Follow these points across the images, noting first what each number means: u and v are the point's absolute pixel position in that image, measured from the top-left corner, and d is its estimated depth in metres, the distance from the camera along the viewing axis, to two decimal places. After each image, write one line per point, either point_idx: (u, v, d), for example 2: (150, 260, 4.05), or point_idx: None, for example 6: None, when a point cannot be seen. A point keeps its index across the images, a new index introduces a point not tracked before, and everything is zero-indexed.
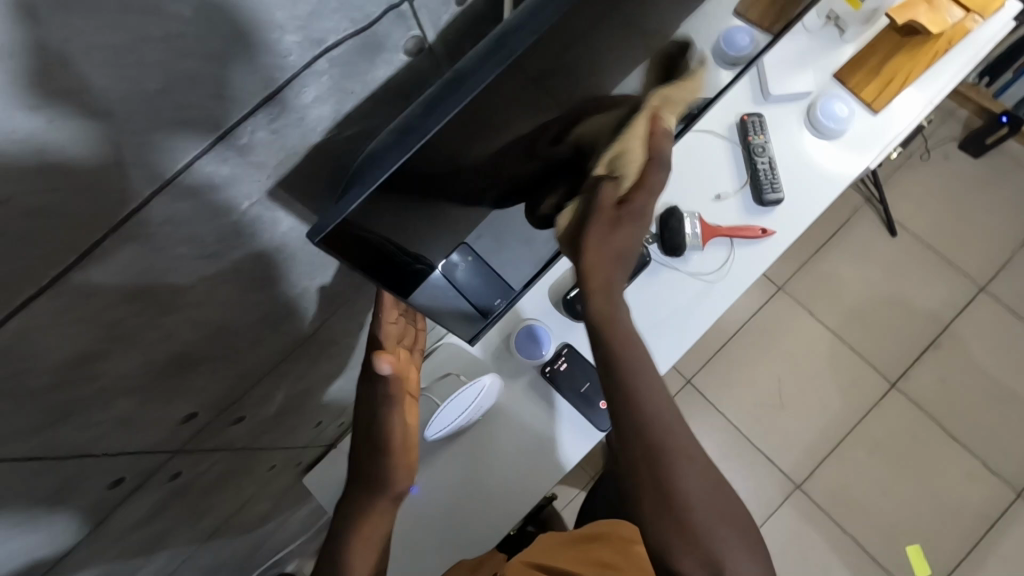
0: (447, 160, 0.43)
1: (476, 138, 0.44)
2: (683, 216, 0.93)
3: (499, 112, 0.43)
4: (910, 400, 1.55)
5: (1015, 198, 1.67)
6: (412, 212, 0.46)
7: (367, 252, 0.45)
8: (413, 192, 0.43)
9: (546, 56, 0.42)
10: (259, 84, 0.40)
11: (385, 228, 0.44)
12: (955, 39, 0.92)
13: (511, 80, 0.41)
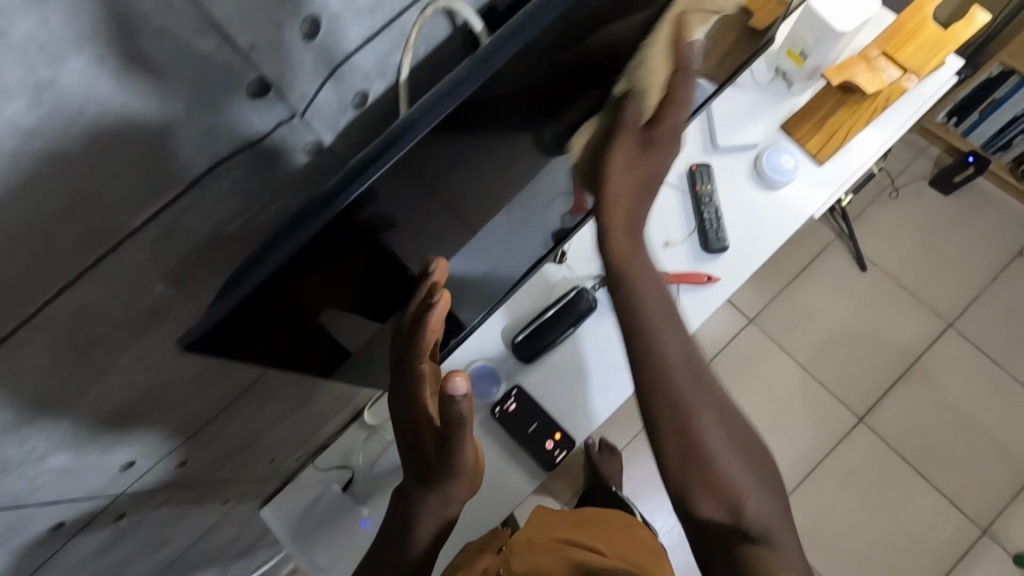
0: (336, 259, 0.44)
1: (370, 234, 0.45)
2: None
3: (386, 208, 0.44)
4: (878, 434, 1.56)
5: (984, 235, 1.70)
6: (312, 305, 0.47)
7: (258, 345, 0.46)
8: (304, 291, 0.45)
9: (431, 156, 0.44)
10: (161, 187, 0.43)
11: (272, 324, 0.45)
12: (893, 97, 0.96)
13: (396, 180, 0.42)
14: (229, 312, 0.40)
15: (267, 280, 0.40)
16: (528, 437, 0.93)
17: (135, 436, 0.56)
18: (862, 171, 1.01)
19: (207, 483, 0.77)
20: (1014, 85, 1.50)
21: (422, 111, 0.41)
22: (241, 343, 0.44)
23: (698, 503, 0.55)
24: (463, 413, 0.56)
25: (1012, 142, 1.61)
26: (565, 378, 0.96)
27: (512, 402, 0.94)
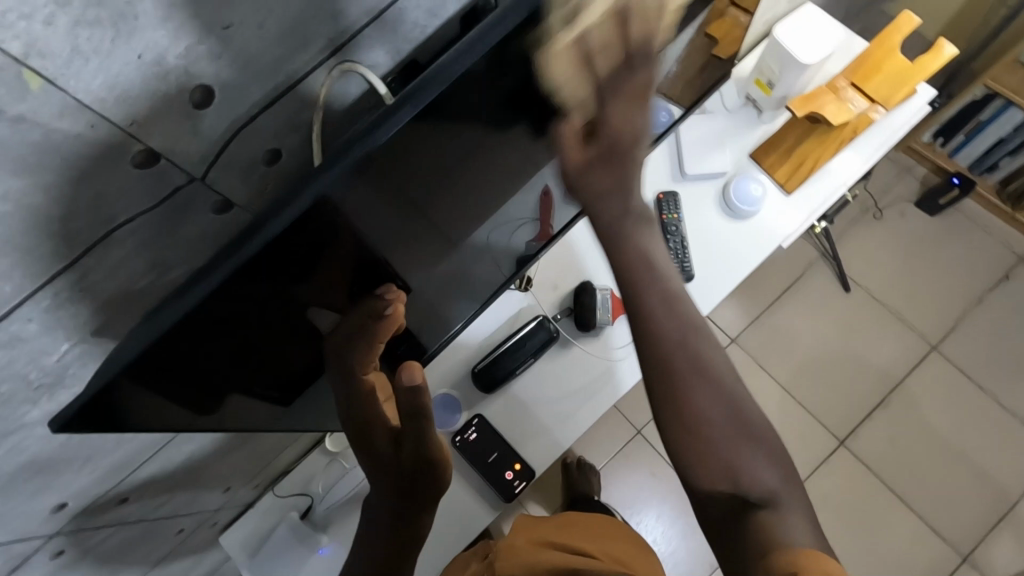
0: (230, 324, 0.42)
1: (268, 296, 0.42)
2: (595, 291, 0.97)
3: (284, 273, 0.41)
4: (858, 458, 1.54)
5: (969, 257, 1.68)
6: (211, 369, 0.45)
7: (151, 411, 0.44)
8: (198, 358, 0.42)
9: (359, 199, 0.42)
10: (51, 257, 0.37)
11: (164, 389, 0.42)
12: (860, 128, 0.96)
13: (310, 230, 0.40)
14: (107, 387, 0.38)
15: (146, 354, 0.37)
16: (488, 467, 0.92)
17: (64, 480, 0.55)
18: (828, 201, 1.01)
19: (156, 516, 0.76)
20: (999, 108, 1.48)
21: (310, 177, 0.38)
22: (126, 414, 0.41)
23: (698, 481, 0.55)
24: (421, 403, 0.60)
25: (998, 164, 1.60)
26: (528, 407, 0.95)
27: (472, 431, 0.93)
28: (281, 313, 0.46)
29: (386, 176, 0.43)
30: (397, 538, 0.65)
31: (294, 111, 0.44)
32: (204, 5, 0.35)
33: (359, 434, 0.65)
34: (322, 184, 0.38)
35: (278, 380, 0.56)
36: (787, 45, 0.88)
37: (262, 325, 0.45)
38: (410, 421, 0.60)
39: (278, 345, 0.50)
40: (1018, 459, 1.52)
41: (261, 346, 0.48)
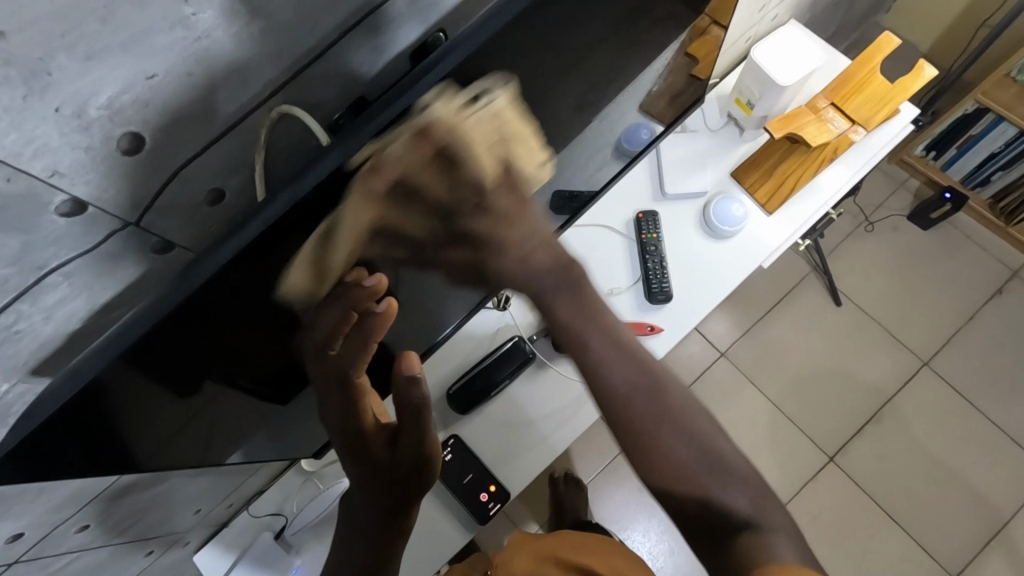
0: (177, 359, 0.40)
1: (216, 328, 0.42)
2: (574, 311, 0.96)
3: (232, 305, 0.41)
4: (848, 475, 1.53)
5: (962, 272, 1.67)
6: (158, 401, 0.43)
7: (96, 447, 0.42)
8: (143, 393, 0.41)
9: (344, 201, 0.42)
10: None
11: (133, 403, 0.41)
12: (841, 148, 0.95)
13: (283, 242, 0.40)
14: (44, 425, 0.36)
15: (85, 392, 0.36)
16: (463, 489, 0.91)
17: (18, 510, 0.54)
18: (809, 221, 1.00)
19: (124, 538, 0.75)
20: (991, 122, 1.47)
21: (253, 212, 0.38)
22: (66, 452, 0.40)
23: (674, 500, 0.55)
24: (421, 396, 0.56)
25: (990, 178, 1.59)
26: (504, 428, 0.94)
27: (447, 452, 0.92)
28: (237, 341, 0.45)
29: (331, 214, 0.43)
30: (381, 538, 0.65)
31: (236, 151, 0.41)
32: (132, 52, 0.32)
33: (348, 435, 0.61)
34: (266, 218, 0.38)
35: (256, 387, 0.53)
36: (765, 66, 0.88)
37: (216, 356, 0.44)
38: (410, 415, 0.57)
39: (250, 354, 0.48)
40: (1010, 478, 1.51)
41: (219, 376, 0.47)
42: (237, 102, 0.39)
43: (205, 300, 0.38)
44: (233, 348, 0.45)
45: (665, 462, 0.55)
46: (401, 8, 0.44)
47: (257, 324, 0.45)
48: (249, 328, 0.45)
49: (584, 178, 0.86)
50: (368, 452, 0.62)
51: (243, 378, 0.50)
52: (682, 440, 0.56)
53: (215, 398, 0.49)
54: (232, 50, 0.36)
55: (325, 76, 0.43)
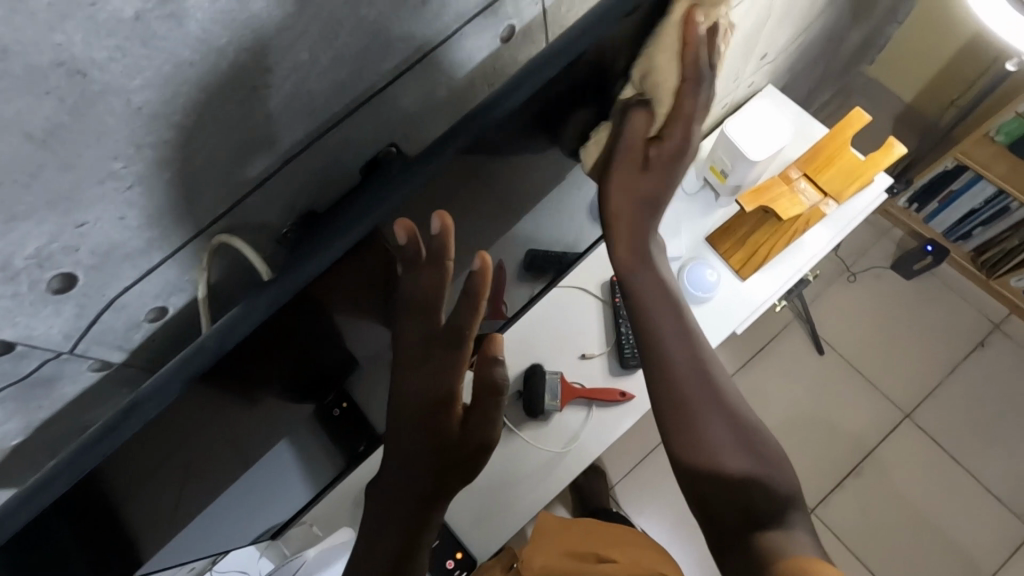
0: (181, 426, 0.40)
1: (235, 385, 0.41)
2: (545, 374, 0.95)
3: (278, 345, 0.42)
4: (829, 528, 1.51)
5: (942, 323, 1.67)
6: (138, 501, 0.43)
7: (78, 557, 0.41)
8: (117, 492, 0.40)
9: (345, 279, 0.42)
10: None
11: (101, 515, 0.40)
12: (813, 220, 0.97)
13: (253, 348, 0.40)
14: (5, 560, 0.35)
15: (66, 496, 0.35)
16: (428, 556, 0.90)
17: None
18: (784, 288, 1.00)
19: None
20: (971, 179, 1.48)
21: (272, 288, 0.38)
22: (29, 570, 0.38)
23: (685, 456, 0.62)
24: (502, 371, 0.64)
25: (972, 232, 1.59)
26: (472, 494, 0.93)
27: None
28: (273, 375, 0.45)
29: (333, 291, 0.42)
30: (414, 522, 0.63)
31: (178, 274, 0.41)
32: (58, 212, 0.31)
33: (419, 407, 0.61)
34: (258, 317, 0.38)
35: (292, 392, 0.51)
36: (736, 140, 0.89)
37: (219, 419, 0.43)
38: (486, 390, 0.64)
39: (296, 357, 0.46)
40: (991, 535, 1.49)
41: (236, 429, 0.47)
42: (177, 234, 0.39)
43: (181, 407, 0.38)
44: (302, 346, 0.45)
45: (689, 420, 0.63)
46: (347, 132, 0.43)
47: (280, 370, 0.45)
48: (274, 364, 0.44)
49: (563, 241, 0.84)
50: (441, 431, 0.62)
51: (257, 433, 0.50)
52: (706, 391, 0.64)
53: (201, 479, 0.48)
54: (167, 193, 0.36)
55: (267, 199, 0.42)
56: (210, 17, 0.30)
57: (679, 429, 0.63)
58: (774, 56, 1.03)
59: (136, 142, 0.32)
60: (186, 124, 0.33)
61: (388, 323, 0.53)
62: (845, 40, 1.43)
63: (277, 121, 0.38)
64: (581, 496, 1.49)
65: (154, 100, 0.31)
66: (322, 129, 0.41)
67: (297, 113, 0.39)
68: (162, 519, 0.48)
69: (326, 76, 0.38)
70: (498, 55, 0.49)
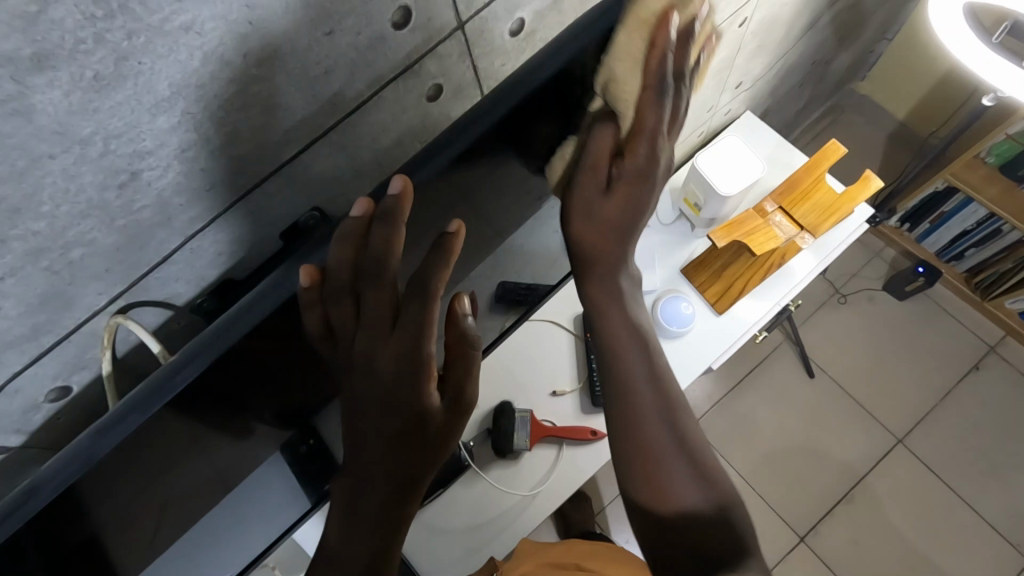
0: (136, 476, 0.40)
1: (160, 457, 0.41)
2: (514, 412, 0.92)
3: (201, 418, 0.41)
4: (818, 557, 1.48)
5: (935, 346, 1.64)
6: (107, 545, 0.44)
7: None
8: (51, 567, 0.40)
9: (290, 326, 0.41)
10: None
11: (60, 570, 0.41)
12: (789, 254, 0.94)
13: (191, 406, 0.39)
14: None
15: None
16: None
17: None
18: (762, 321, 0.97)
19: None
20: (962, 202, 1.45)
21: (162, 382, 0.37)
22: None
23: (672, 485, 0.51)
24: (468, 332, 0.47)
25: (965, 254, 1.56)
26: (437, 536, 0.90)
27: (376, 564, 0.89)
28: (221, 431, 0.44)
29: (281, 329, 0.40)
30: (386, 537, 0.50)
31: (77, 354, 0.39)
32: None
33: (385, 396, 0.45)
34: (193, 368, 0.37)
35: (220, 393, 0.40)
36: (707, 174, 0.87)
37: (156, 487, 0.43)
38: (460, 372, 0.48)
39: (212, 345, 0.37)
40: (986, 567, 1.45)
41: (180, 491, 0.47)
42: (69, 316, 0.37)
43: (116, 464, 0.38)
44: (223, 336, 0.37)
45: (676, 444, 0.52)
46: (256, 203, 0.41)
47: (224, 431, 0.45)
48: (221, 384, 0.40)
49: (537, 272, 0.77)
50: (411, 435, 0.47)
51: (235, 465, 0.51)
52: (687, 418, 0.54)
53: (157, 533, 0.49)
54: (51, 280, 0.34)
55: (174, 274, 0.41)
56: (65, 110, 0.28)
57: (634, 462, 0.52)
58: (750, 84, 1.01)
59: (1, 236, 0.30)
60: (58, 214, 0.31)
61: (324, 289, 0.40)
62: (830, 62, 1.40)
63: (171, 201, 0.36)
64: (565, 524, 1.47)
65: (14, 195, 0.29)
66: (226, 205, 0.40)
67: (195, 191, 0.37)
68: (128, 562, 0.49)
69: (222, 153, 0.36)
70: (427, 113, 0.47)
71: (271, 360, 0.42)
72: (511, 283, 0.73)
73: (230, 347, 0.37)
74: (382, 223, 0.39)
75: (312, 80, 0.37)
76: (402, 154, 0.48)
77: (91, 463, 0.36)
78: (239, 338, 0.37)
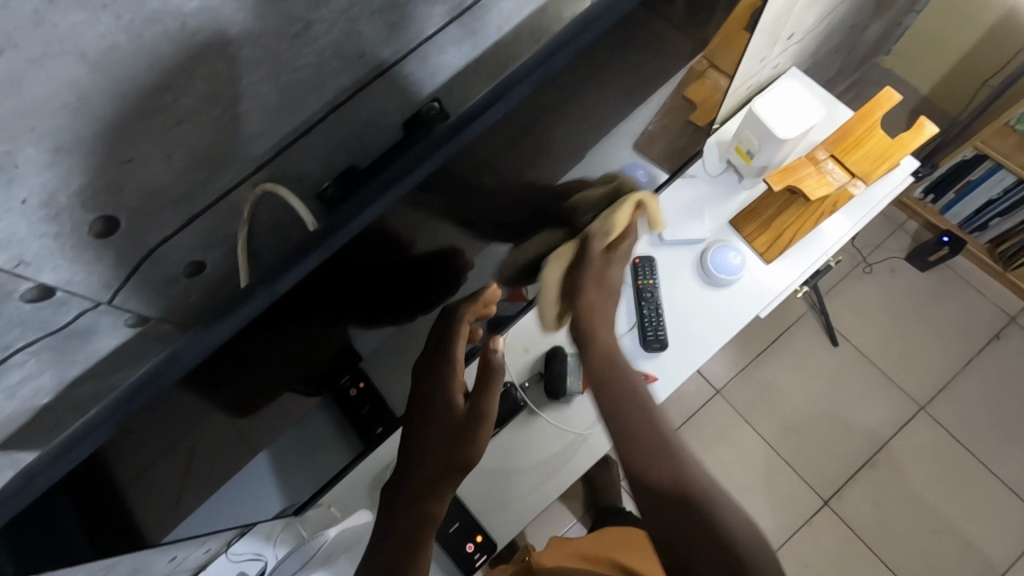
0: (226, 372, 0.39)
1: (263, 347, 0.40)
2: (566, 356, 0.93)
3: (312, 314, 0.41)
4: (844, 521, 1.50)
5: (958, 315, 1.66)
6: (223, 426, 0.45)
7: (155, 485, 0.43)
8: (145, 457, 0.39)
9: (380, 239, 0.41)
10: None
11: (173, 451, 0.41)
12: (840, 202, 0.95)
13: (295, 301, 0.38)
14: (82, 497, 0.36)
15: (87, 464, 0.35)
16: (447, 538, 0.87)
17: None
18: (806, 274, 0.99)
19: None
20: (988, 170, 1.46)
21: (270, 280, 0.36)
22: (77, 538, 0.38)
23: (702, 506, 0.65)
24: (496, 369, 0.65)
25: (988, 224, 1.58)
26: (492, 477, 0.91)
27: (454, 523, 0.87)
28: (293, 351, 0.44)
29: (370, 244, 0.40)
30: (416, 505, 0.65)
31: (219, 225, 0.40)
32: (103, 144, 0.30)
33: (442, 426, 0.65)
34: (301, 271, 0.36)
35: (308, 312, 0.41)
36: (764, 119, 0.89)
37: (254, 375, 0.42)
38: (474, 418, 0.65)
39: (294, 296, 0.38)
40: (1003, 530, 1.49)
41: (270, 392, 0.47)
42: (220, 181, 0.38)
43: (222, 357, 0.37)
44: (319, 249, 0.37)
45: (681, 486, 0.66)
46: (392, 79, 0.43)
47: (302, 342, 0.44)
48: (318, 289, 0.39)
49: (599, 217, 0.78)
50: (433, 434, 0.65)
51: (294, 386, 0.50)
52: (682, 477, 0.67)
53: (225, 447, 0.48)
54: (216, 131, 0.35)
55: (309, 149, 0.42)
56: None
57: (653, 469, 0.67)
58: (800, 37, 1.03)
59: (186, 74, 0.31)
60: (235, 58, 0.32)
61: (390, 324, 0.55)
62: (864, 29, 1.41)
63: (325, 63, 0.37)
64: (592, 489, 1.46)
65: (207, 27, 0.30)
66: (367, 77, 0.41)
67: (343, 56, 0.38)
68: (226, 458, 0.49)
69: (376, 17, 0.37)
70: (541, 6, 0.48)
71: (350, 286, 0.42)
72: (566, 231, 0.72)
73: (336, 250, 0.37)
74: (445, 274, 0.55)
75: None
76: (512, 53, 0.50)
77: (208, 349, 0.35)
78: (334, 258, 0.38)
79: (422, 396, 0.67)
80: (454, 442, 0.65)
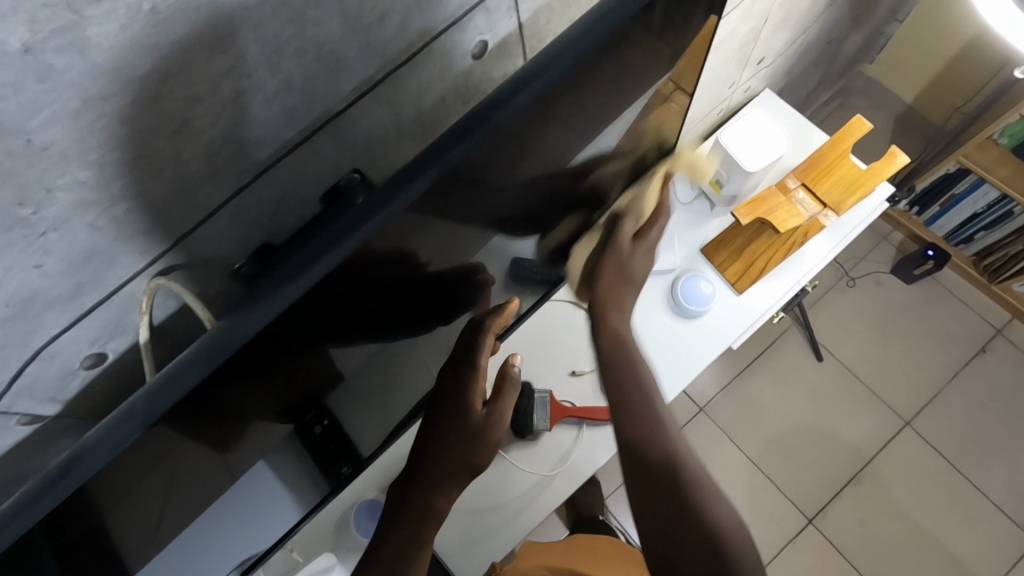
0: (147, 461, 0.37)
1: (195, 423, 0.38)
2: (533, 393, 0.91)
3: (254, 378, 0.39)
4: (828, 539, 1.48)
5: (944, 325, 1.65)
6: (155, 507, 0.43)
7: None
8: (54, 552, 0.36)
9: (325, 297, 0.38)
10: None
11: (107, 534, 0.41)
12: (810, 233, 0.93)
13: (218, 382, 0.36)
14: None
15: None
16: None
17: None
18: (780, 302, 0.96)
19: None
20: (973, 184, 1.44)
21: (179, 371, 0.34)
22: None
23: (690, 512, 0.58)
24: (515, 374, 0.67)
25: (973, 237, 1.56)
26: (458, 517, 0.89)
27: None
28: (241, 413, 0.42)
29: (304, 310, 0.37)
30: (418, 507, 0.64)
31: (114, 318, 0.37)
32: None
33: (455, 428, 0.66)
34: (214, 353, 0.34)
35: (247, 376, 0.38)
36: (731, 150, 0.87)
37: (190, 451, 0.40)
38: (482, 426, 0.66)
39: (219, 374, 0.35)
40: (988, 547, 1.47)
41: (216, 455, 0.44)
42: (108, 278, 0.35)
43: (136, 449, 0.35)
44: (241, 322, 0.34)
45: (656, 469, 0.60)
46: (304, 158, 0.40)
47: (247, 407, 0.42)
48: (247, 362, 0.37)
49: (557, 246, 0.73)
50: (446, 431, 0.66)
51: (253, 438, 0.47)
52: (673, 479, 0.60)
53: (165, 517, 0.46)
54: (93, 234, 0.32)
55: (216, 232, 0.39)
56: (120, 45, 0.26)
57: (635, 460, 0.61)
58: (770, 61, 1.00)
59: (43, 186, 0.28)
60: (102, 162, 0.30)
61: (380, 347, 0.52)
62: (844, 41, 1.39)
63: (219, 152, 0.35)
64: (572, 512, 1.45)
65: (62, 139, 0.27)
66: (272, 160, 0.38)
67: (239, 146, 0.35)
68: (154, 539, 0.47)
69: (273, 104, 0.35)
70: (468, 71, 0.46)
71: (299, 340, 0.39)
72: (530, 261, 0.69)
73: (253, 330, 0.35)
74: (437, 311, 0.55)
75: (364, 27, 0.36)
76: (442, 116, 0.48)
77: (115, 449, 0.33)
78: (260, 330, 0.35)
79: (440, 403, 0.68)
80: (466, 441, 0.66)
